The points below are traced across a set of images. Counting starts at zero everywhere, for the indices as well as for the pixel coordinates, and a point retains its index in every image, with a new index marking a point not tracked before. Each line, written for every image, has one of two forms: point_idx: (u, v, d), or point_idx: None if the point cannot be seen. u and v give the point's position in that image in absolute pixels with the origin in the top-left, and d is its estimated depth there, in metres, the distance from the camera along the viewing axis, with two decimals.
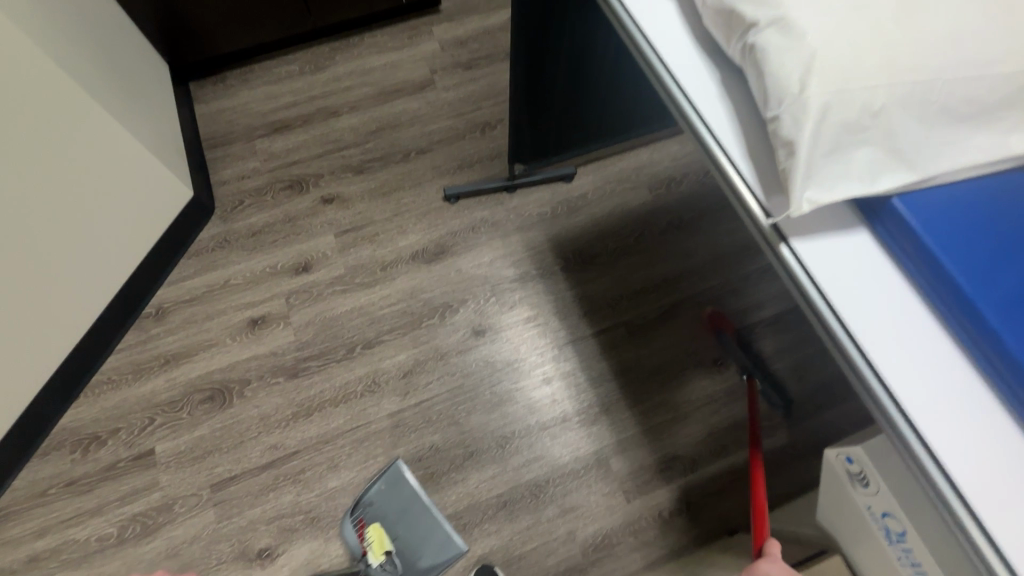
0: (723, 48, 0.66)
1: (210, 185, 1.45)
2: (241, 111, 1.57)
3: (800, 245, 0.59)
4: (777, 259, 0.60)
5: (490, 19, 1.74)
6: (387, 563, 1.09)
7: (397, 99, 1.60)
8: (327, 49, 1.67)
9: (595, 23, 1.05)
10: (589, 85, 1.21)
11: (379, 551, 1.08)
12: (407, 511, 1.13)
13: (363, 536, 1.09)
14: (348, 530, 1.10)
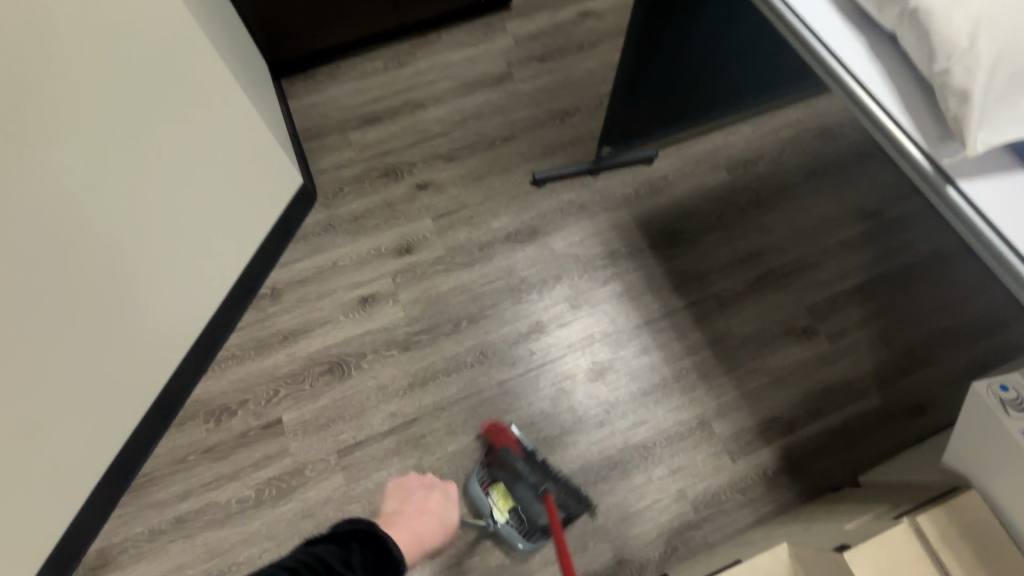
0: (874, 17, 0.73)
1: (311, 174, 1.53)
2: (332, 105, 1.65)
3: (966, 185, 0.65)
4: (942, 200, 0.66)
5: (559, 15, 1.82)
6: (511, 519, 1.13)
7: (478, 91, 1.68)
8: (408, 46, 1.76)
9: (703, 7, 1.13)
10: (685, 68, 1.28)
11: (504, 509, 1.13)
12: (525, 471, 1.14)
13: (488, 493, 1.14)
14: (473, 486, 1.15)
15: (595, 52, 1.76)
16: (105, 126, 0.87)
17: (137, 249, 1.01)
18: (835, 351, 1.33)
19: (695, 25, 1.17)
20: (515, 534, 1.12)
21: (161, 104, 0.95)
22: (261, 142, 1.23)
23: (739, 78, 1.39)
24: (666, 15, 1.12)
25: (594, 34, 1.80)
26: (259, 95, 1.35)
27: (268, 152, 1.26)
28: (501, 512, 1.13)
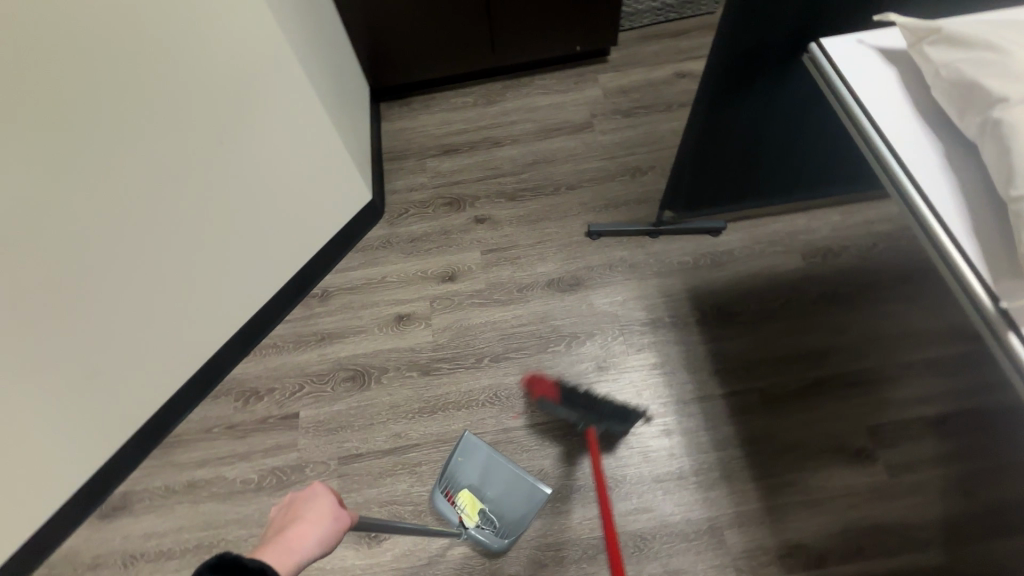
0: (954, 123, 0.64)
1: (384, 192, 1.64)
2: (419, 132, 1.77)
3: None
4: (1000, 347, 0.55)
5: (654, 73, 1.81)
6: (483, 523, 1.15)
7: (556, 137, 1.71)
8: (499, 86, 1.84)
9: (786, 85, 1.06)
10: (763, 143, 1.20)
11: (473, 513, 1.14)
12: (490, 475, 1.18)
13: (455, 502, 1.16)
14: (439, 499, 1.17)
15: (683, 114, 1.72)
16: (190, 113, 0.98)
17: (203, 232, 1.13)
18: (894, 486, 1.14)
19: (778, 99, 1.09)
20: (489, 535, 1.13)
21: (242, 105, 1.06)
22: (330, 140, 1.30)
23: (827, 159, 1.27)
24: (744, 88, 1.06)
25: (686, 96, 1.75)
26: (343, 109, 1.46)
27: (335, 151, 1.34)
28: (472, 517, 1.14)
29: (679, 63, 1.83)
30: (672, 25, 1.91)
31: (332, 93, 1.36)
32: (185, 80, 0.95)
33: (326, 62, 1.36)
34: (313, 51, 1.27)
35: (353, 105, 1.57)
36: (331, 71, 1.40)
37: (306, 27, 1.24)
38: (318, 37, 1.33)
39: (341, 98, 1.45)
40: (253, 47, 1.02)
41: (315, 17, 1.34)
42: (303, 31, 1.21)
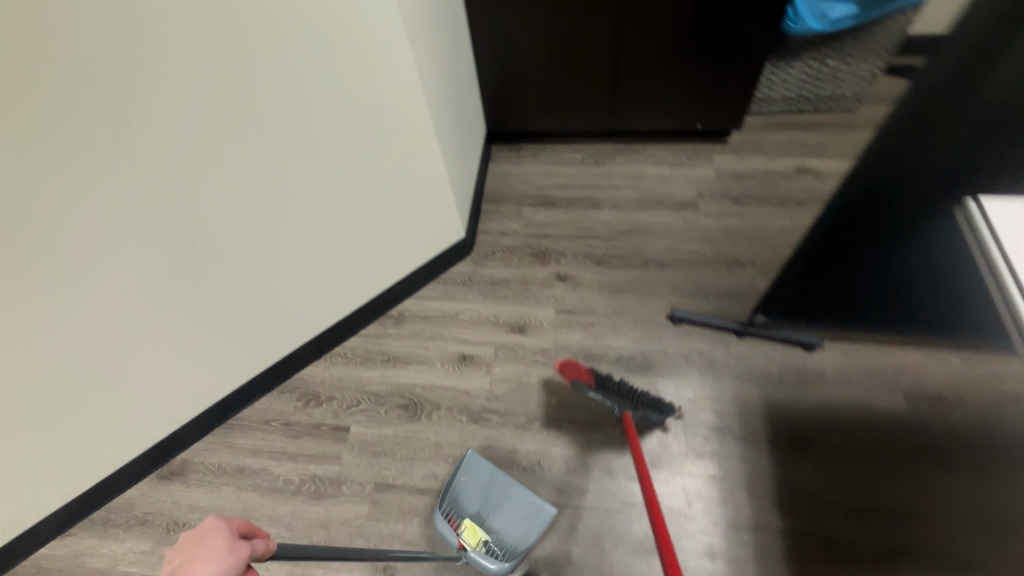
0: None
1: (476, 231, 1.69)
2: (522, 179, 1.81)
3: None
4: None
5: (774, 164, 1.73)
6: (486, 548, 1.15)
7: (656, 209, 1.68)
8: (610, 148, 1.85)
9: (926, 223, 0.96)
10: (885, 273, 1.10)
11: (475, 537, 1.15)
12: (490, 498, 1.21)
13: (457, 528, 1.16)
14: (441, 525, 1.16)
15: (798, 212, 1.62)
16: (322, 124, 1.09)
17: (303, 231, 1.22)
18: None
19: (912, 232, 0.99)
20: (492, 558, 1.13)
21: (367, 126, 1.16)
22: (432, 163, 1.34)
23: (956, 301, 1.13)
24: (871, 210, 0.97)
25: (804, 193, 1.66)
26: (456, 142, 1.52)
27: (435, 174, 1.38)
28: (477, 539, 1.15)
29: (803, 158, 1.74)
30: (803, 118, 1.83)
31: (448, 122, 1.42)
32: (313, 74, 1.01)
33: (449, 100, 1.42)
34: (439, 80, 1.33)
35: (466, 140, 1.62)
36: (453, 103, 1.46)
37: (439, 58, 1.31)
38: (448, 69, 1.40)
39: (456, 133, 1.51)
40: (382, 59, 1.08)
41: (450, 51, 1.41)
42: (433, 60, 1.27)
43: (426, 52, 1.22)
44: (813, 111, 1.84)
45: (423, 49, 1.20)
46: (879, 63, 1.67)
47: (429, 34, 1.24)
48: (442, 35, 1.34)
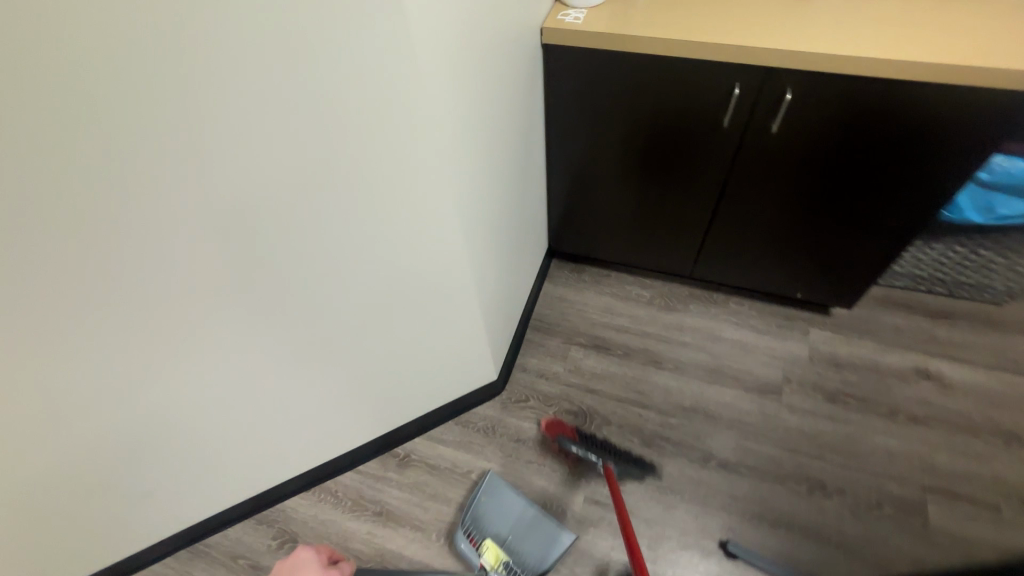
0: None
1: (512, 367, 1.46)
2: (577, 311, 1.59)
3: None
4: None
5: (886, 357, 1.42)
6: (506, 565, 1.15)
7: (729, 386, 1.39)
8: (686, 292, 1.59)
9: None
10: None
11: (494, 555, 1.15)
12: (507, 517, 1.21)
13: (478, 547, 1.17)
14: (462, 546, 1.18)
15: (910, 432, 1.30)
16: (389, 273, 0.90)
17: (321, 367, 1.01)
18: None
19: None
20: None
21: (431, 286, 0.99)
22: (473, 301, 1.09)
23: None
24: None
25: (921, 407, 1.33)
26: (504, 275, 1.28)
27: (473, 312, 1.12)
28: (494, 559, 1.15)
29: (925, 357, 1.42)
30: (930, 303, 1.51)
31: (498, 253, 1.17)
32: (395, 211, 0.80)
33: (506, 237, 1.21)
34: (500, 204, 1.08)
35: (517, 265, 1.37)
36: (508, 230, 1.23)
37: (504, 179, 1.07)
38: (511, 188, 1.14)
39: (507, 266, 1.28)
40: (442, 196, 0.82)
41: (517, 169, 1.16)
42: (499, 184, 1.03)
43: (490, 176, 0.97)
44: (946, 296, 1.52)
45: (486, 174, 0.95)
46: None
47: (497, 152, 0.99)
48: (512, 153, 1.10)
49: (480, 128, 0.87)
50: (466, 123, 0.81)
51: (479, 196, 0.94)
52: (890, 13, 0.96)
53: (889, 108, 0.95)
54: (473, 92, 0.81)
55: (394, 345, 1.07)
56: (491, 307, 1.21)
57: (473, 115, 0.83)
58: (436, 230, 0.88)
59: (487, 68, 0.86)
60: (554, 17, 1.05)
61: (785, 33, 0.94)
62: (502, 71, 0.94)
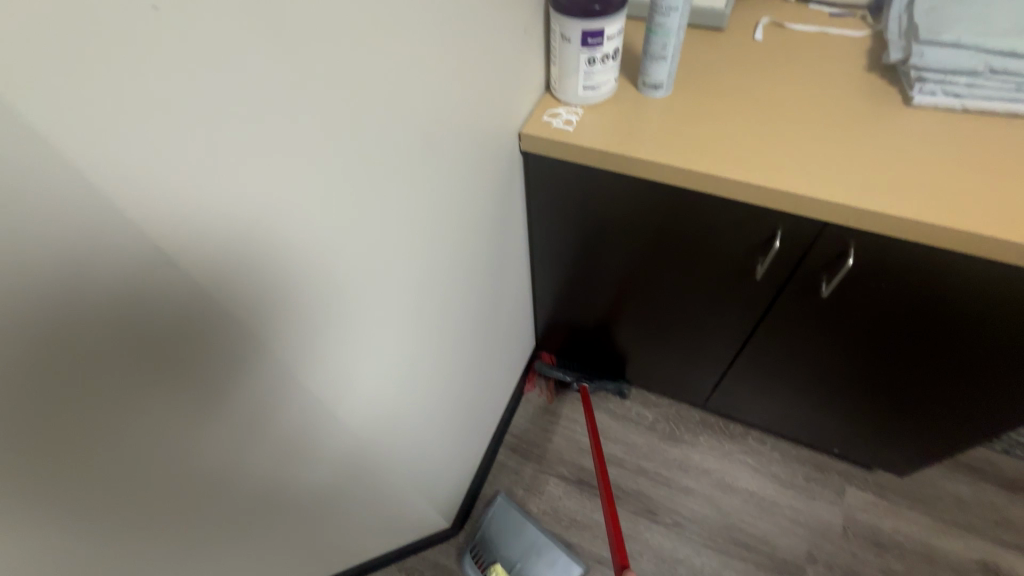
0: None
1: (475, 499, 1.24)
2: (562, 429, 1.34)
3: None
4: None
5: (943, 542, 1.13)
6: None
7: (736, 559, 1.13)
8: (696, 419, 1.33)
9: None
10: None
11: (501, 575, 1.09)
12: (516, 541, 1.14)
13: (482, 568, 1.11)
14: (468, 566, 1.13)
15: None
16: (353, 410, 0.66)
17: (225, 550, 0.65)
18: None
19: None
20: None
21: (397, 412, 0.76)
22: (404, 464, 0.86)
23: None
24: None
25: None
26: (461, 411, 1.05)
27: (406, 473, 0.89)
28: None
29: (995, 546, 1.12)
30: (1006, 468, 1.20)
31: (447, 396, 0.94)
32: (367, 329, 0.60)
33: (468, 371, 0.99)
34: (448, 345, 0.86)
35: (484, 390, 1.14)
36: (468, 361, 1.00)
37: (454, 314, 0.85)
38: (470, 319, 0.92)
39: (466, 400, 1.05)
40: (346, 382, 0.59)
41: (483, 295, 0.94)
42: (449, 309, 0.81)
43: (430, 324, 0.76)
44: None
45: (424, 326, 0.74)
46: None
47: (445, 296, 0.78)
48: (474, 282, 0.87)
49: (414, 283, 0.66)
50: (385, 287, 0.59)
51: (407, 356, 0.72)
52: (1006, 157, 0.68)
53: (995, 294, 0.68)
54: (402, 249, 0.60)
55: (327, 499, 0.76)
56: (447, 434, 1.02)
57: (402, 271, 0.62)
58: (350, 420, 0.64)
59: (435, 206, 0.65)
60: (542, 121, 0.81)
61: (856, 181, 0.68)
62: (461, 201, 0.72)
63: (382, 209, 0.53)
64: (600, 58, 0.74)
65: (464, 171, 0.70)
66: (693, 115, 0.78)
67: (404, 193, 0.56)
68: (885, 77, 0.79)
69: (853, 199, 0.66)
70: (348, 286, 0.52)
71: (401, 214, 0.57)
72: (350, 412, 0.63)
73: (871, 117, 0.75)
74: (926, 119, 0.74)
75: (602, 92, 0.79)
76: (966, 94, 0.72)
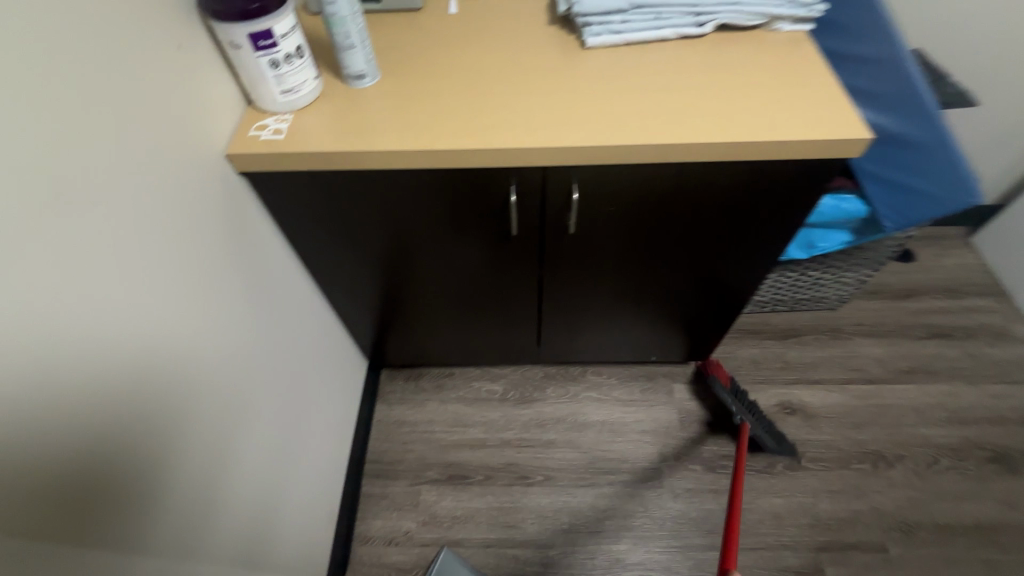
0: None
1: (350, 543, 1.16)
2: (421, 434, 1.31)
3: None
4: None
5: (751, 399, 1.34)
6: None
7: (606, 485, 1.22)
8: (540, 375, 1.39)
9: None
10: None
11: None
12: None
13: None
14: None
15: (790, 484, 1.21)
16: (209, 312, 0.69)
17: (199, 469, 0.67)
18: None
19: None
20: None
21: (255, 321, 0.81)
22: (248, 496, 0.80)
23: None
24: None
25: (796, 450, 1.26)
26: (302, 455, 0.99)
27: (265, 482, 0.85)
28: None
29: (785, 387, 1.35)
30: (776, 323, 1.46)
31: (271, 451, 0.87)
32: (180, 228, 0.64)
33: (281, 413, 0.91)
34: (248, 396, 0.79)
35: (322, 426, 1.08)
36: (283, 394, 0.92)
37: (262, 282, 0.84)
38: (270, 359, 0.86)
39: (301, 444, 0.99)
40: (117, 485, 0.53)
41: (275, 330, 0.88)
42: (259, 250, 0.82)
43: (211, 369, 0.70)
44: (789, 310, 1.48)
45: (205, 385, 0.68)
46: (869, 272, 1.32)
47: (223, 347, 0.72)
48: (258, 312, 0.81)
49: (166, 334, 0.61)
50: (124, 371, 0.54)
51: (191, 426, 0.65)
52: (662, 74, 0.80)
53: (691, 188, 0.80)
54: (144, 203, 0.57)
55: (249, 421, 0.80)
56: (313, 378, 1.04)
57: (188, 177, 0.66)
58: (148, 456, 0.58)
59: (160, 266, 0.60)
60: (250, 136, 0.75)
61: (555, 124, 0.74)
62: (202, 250, 0.68)
63: (73, 295, 0.48)
64: (284, 59, 0.70)
65: (189, 221, 0.66)
66: (404, 98, 0.79)
67: (100, 271, 0.51)
68: (562, 28, 0.87)
69: (558, 138, 0.72)
70: (61, 389, 0.46)
71: (105, 293, 0.52)
72: (139, 473, 0.56)
73: (557, 64, 0.82)
74: (601, 57, 0.83)
75: (304, 93, 0.75)
76: (624, 30, 0.82)
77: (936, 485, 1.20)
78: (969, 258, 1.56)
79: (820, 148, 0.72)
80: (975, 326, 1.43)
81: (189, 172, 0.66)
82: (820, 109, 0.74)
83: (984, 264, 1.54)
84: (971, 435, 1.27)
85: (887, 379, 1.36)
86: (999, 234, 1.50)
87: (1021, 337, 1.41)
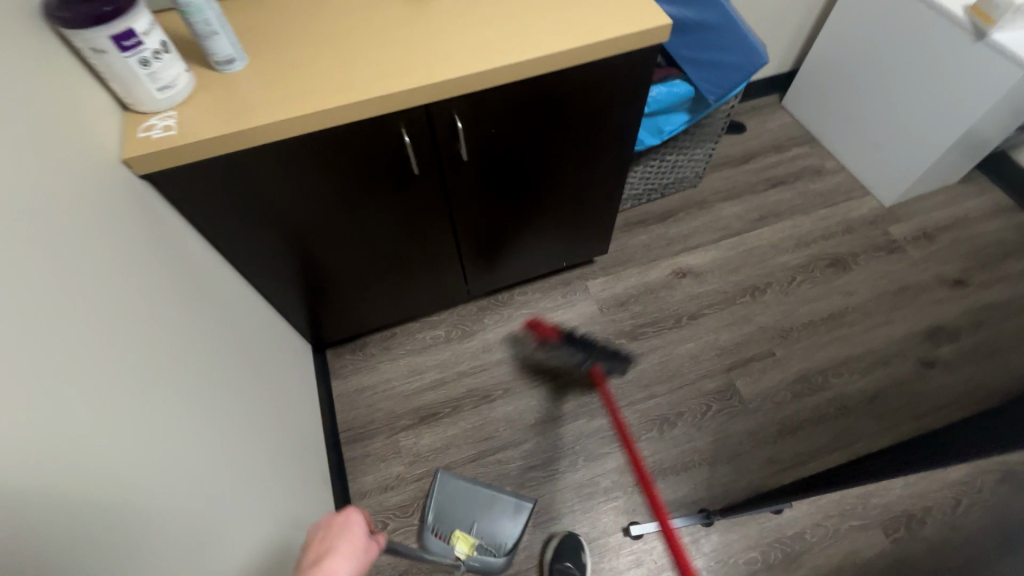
0: None
1: (349, 502, 1.26)
2: (383, 392, 1.41)
3: None
4: None
5: (651, 275, 1.58)
6: (482, 546, 1.18)
7: (555, 378, 1.41)
8: (474, 309, 1.53)
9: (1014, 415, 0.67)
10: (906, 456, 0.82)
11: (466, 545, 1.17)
12: (467, 508, 1.23)
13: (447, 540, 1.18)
14: (432, 542, 1.18)
15: (696, 330, 1.48)
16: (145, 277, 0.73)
17: (193, 408, 0.73)
18: None
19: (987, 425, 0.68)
20: (492, 554, 1.17)
21: (188, 293, 0.85)
22: (244, 448, 0.85)
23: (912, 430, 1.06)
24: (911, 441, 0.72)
25: (694, 303, 1.52)
26: (274, 445, 0.98)
27: (252, 438, 0.90)
28: (470, 545, 1.18)
29: (674, 258, 1.61)
30: (656, 209, 1.71)
31: (249, 413, 0.92)
32: (95, 197, 0.67)
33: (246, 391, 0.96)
34: (211, 382, 0.81)
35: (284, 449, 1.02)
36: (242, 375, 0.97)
37: (186, 264, 0.87)
38: (208, 390, 0.78)
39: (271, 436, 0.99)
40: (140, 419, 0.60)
41: (199, 360, 0.80)
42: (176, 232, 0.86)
43: (167, 325, 0.74)
44: (662, 196, 1.73)
45: (153, 401, 0.63)
46: (712, 145, 1.59)
47: (149, 389, 0.63)
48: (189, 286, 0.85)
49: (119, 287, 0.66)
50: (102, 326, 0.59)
51: (165, 421, 0.64)
52: (501, 5, 0.92)
53: (551, 96, 0.95)
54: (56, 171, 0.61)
55: (219, 378, 0.85)
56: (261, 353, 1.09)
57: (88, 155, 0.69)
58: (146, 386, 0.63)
59: (82, 263, 0.60)
60: (140, 137, 0.77)
61: (422, 66, 0.84)
62: (81, 292, 0.58)
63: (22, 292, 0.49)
64: (152, 56, 0.73)
65: (67, 238, 0.59)
66: (279, 72, 0.84)
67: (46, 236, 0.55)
68: None
69: (430, 75, 0.83)
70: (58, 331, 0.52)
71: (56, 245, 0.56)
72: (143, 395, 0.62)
73: (410, 15, 0.91)
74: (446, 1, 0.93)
75: (180, 87, 0.79)
76: None
77: (797, 296, 1.52)
78: (785, 118, 1.90)
79: (634, 41, 0.90)
80: (799, 169, 1.77)
81: (41, 200, 0.57)
82: (630, 10, 0.91)
83: (795, 120, 1.89)
84: (813, 251, 1.60)
85: (747, 228, 1.66)
86: (799, 92, 1.84)
87: (831, 168, 1.78)
